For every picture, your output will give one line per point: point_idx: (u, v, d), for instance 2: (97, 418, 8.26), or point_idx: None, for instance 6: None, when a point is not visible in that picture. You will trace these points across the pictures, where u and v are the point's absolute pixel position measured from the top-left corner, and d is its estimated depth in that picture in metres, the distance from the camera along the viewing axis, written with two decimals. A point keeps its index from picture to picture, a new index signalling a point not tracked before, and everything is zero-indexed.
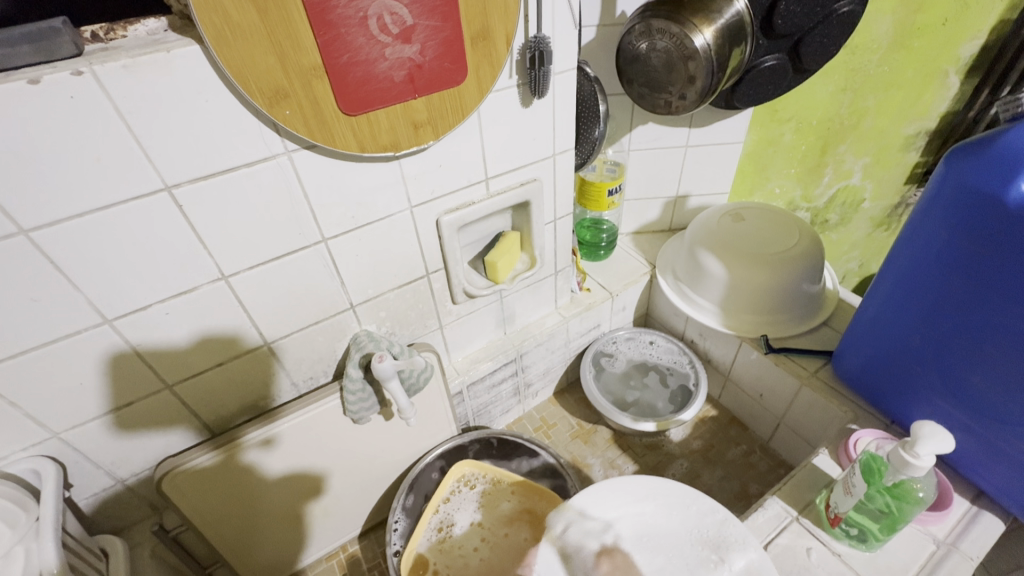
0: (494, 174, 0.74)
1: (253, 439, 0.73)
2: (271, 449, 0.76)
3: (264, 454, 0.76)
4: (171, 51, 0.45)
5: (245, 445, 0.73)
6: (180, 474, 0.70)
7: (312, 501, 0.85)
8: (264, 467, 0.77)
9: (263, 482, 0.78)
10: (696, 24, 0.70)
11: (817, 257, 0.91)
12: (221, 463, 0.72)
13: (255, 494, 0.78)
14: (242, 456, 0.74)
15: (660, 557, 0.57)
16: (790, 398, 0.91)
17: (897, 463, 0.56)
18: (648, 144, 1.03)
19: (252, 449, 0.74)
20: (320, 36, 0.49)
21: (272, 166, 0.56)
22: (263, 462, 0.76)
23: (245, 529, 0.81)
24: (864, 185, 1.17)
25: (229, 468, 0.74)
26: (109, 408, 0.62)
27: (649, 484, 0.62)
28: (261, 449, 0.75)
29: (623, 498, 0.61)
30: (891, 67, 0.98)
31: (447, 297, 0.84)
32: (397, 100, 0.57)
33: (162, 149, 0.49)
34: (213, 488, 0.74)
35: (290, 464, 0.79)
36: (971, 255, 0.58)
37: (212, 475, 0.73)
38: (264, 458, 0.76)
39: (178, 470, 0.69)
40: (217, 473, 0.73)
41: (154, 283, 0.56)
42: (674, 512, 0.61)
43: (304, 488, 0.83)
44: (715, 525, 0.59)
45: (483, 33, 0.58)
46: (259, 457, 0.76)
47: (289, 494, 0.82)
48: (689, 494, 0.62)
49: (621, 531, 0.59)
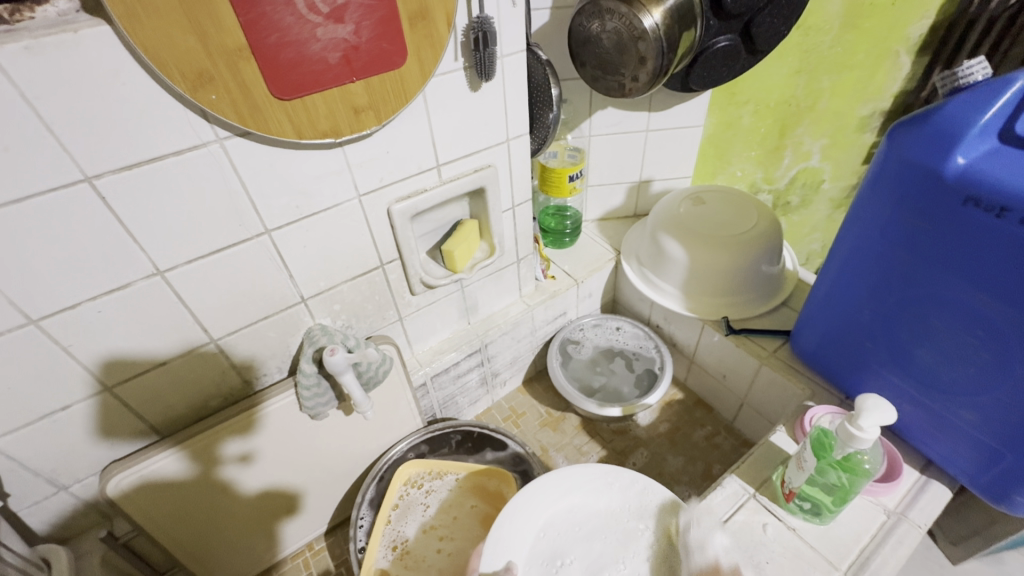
0: (446, 161, 0.73)
1: (204, 442, 0.71)
2: (253, 465, 0.78)
3: (242, 469, 0.77)
4: (78, 32, 0.43)
5: (223, 459, 0.74)
6: (145, 480, 0.68)
7: (286, 520, 0.87)
8: (240, 484, 0.78)
9: (234, 498, 0.79)
10: (645, 3, 0.69)
11: (776, 238, 0.92)
12: (196, 472, 0.72)
13: (220, 502, 0.77)
14: (219, 472, 0.75)
15: (596, 544, 0.59)
16: (751, 377, 0.92)
17: (844, 437, 0.56)
18: (609, 129, 1.02)
19: (230, 463, 0.75)
20: (243, 15, 0.46)
21: (203, 154, 0.54)
22: (240, 478, 0.78)
23: (207, 538, 0.79)
24: (823, 166, 1.19)
25: (205, 483, 0.74)
26: (42, 413, 0.59)
27: (567, 475, 0.65)
28: (240, 465, 0.76)
29: (550, 495, 0.63)
30: (843, 48, 0.99)
31: (405, 288, 0.82)
32: (334, 83, 0.55)
33: (77, 137, 0.47)
34: (184, 498, 0.73)
35: (267, 483, 0.81)
36: (913, 230, 0.59)
37: (187, 484, 0.72)
38: (243, 475, 0.77)
39: (140, 473, 0.67)
40: (191, 483, 0.73)
41: (85, 279, 0.54)
42: (600, 493, 0.64)
43: (279, 504, 0.84)
44: (635, 498, 0.63)
45: (422, 13, 0.56)
46: (237, 473, 0.77)
47: (259, 510, 0.82)
48: (607, 475, 0.65)
49: (555, 528, 0.61)
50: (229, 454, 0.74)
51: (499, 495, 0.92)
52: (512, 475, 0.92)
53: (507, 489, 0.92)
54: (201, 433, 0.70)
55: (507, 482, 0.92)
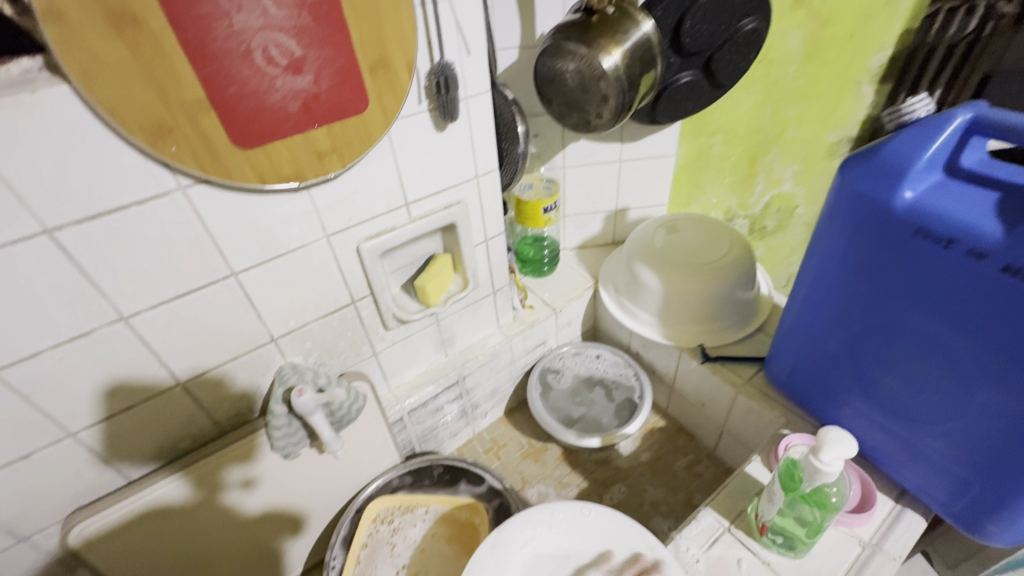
0: (415, 199, 0.74)
1: (206, 474, 0.72)
2: (254, 489, 0.79)
3: (245, 495, 0.78)
4: (37, 92, 0.44)
5: (227, 485, 0.75)
6: (148, 507, 0.69)
7: (290, 538, 0.87)
8: (243, 507, 0.79)
9: (233, 522, 0.79)
10: (604, 46, 0.71)
11: (748, 264, 0.93)
12: (198, 498, 0.73)
13: (221, 526, 0.78)
14: (222, 498, 0.76)
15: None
16: (728, 405, 0.92)
17: (809, 470, 0.56)
18: (582, 160, 1.04)
19: (234, 488, 0.76)
20: (201, 70, 0.48)
21: (166, 203, 0.55)
22: (242, 502, 0.78)
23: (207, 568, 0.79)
24: (796, 192, 1.21)
25: (210, 509, 0.75)
26: (4, 462, 0.58)
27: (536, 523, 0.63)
28: (242, 490, 0.77)
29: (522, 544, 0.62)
30: (806, 79, 1.02)
31: (378, 324, 0.82)
32: (295, 130, 0.56)
33: (35, 191, 0.47)
34: (185, 525, 0.74)
35: (270, 500, 0.81)
36: (869, 259, 0.60)
37: (189, 509, 0.73)
38: (244, 498, 0.78)
39: (142, 500, 0.68)
40: (197, 507, 0.74)
41: (47, 327, 0.54)
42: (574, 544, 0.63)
43: (278, 527, 0.84)
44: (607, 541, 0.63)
45: (382, 61, 0.58)
46: (240, 497, 0.78)
47: (257, 535, 0.83)
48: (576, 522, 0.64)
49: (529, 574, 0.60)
50: (232, 479, 0.75)
51: (471, 523, 0.91)
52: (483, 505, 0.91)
53: (478, 518, 0.90)
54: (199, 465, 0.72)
55: (478, 512, 0.91)
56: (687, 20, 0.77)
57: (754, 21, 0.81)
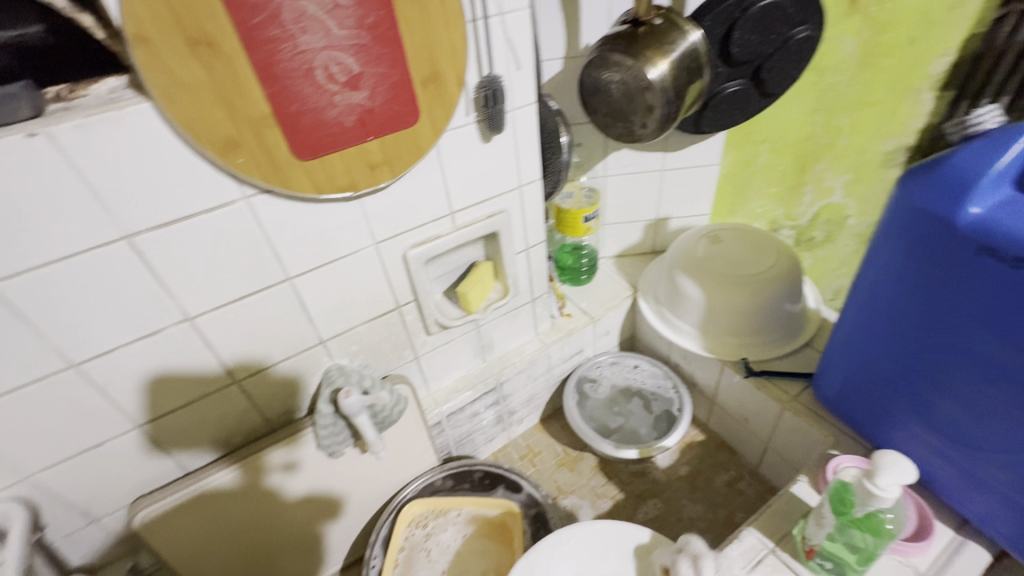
0: (460, 208, 0.76)
1: (273, 461, 0.77)
2: (295, 473, 0.80)
3: (288, 477, 0.80)
4: (124, 110, 0.48)
5: (270, 467, 0.77)
6: (205, 494, 0.73)
7: (329, 522, 0.88)
8: (285, 491, 0.81)
9: (276, 508, 0.81)
10: (651, 57, 0.71)
11: (796, 277, 0.90)
12: (245, 482, 0.76)
13: (264, 510, 0.80)
14: (266, 481, 0.78)
15: None
16: (773, 422, 0.89)
17: (863, 495, 0.54)
18: (623, 169, 1.03)
19: (275, 471, 0.78)
20: (267, 88, 0.51)
21: (232, 211, 0.58)
22: (286, 485, 0.80)
23: (259, 551, 0.83)
24: (847, 203, 1.17)
25: (255, 491, 0.78)
26: (79, 449, 0.63)
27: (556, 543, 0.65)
28: (286, 473, 0.79)
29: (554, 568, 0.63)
30: (861, 86, 0.99)
31: (420, 329, 0.84)
32: (350, 143, 0.59)
33: (118, 200, 0.51)
34: (235, 510, 0.77)
35: (311, 485, 0.83)
36: (927, 276, 0.57)
37: (237, 493, 0.76)
38: (286, 481, 0.80)
39: (200, 488, 0.73)
40: (242, 491, 0.77)
41: (120, 325, 0.58)
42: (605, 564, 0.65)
43: (319, 509, 0.86)
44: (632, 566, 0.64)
45: (433, 76, 0.60)
46: (283, 481, 0.80)
47: (303, 519, 0.85)
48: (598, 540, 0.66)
49: None
50: (274, 463, 0.77)
51: (505, 525, 0.92)
52: (516, 507, 0.91)
53: (512, 520, 0.91)
54: (263, 454, 0.76)
55: (511, 512, 0.92)
56: (736, 30, 0.77)
57: (807, 29, 0.80)
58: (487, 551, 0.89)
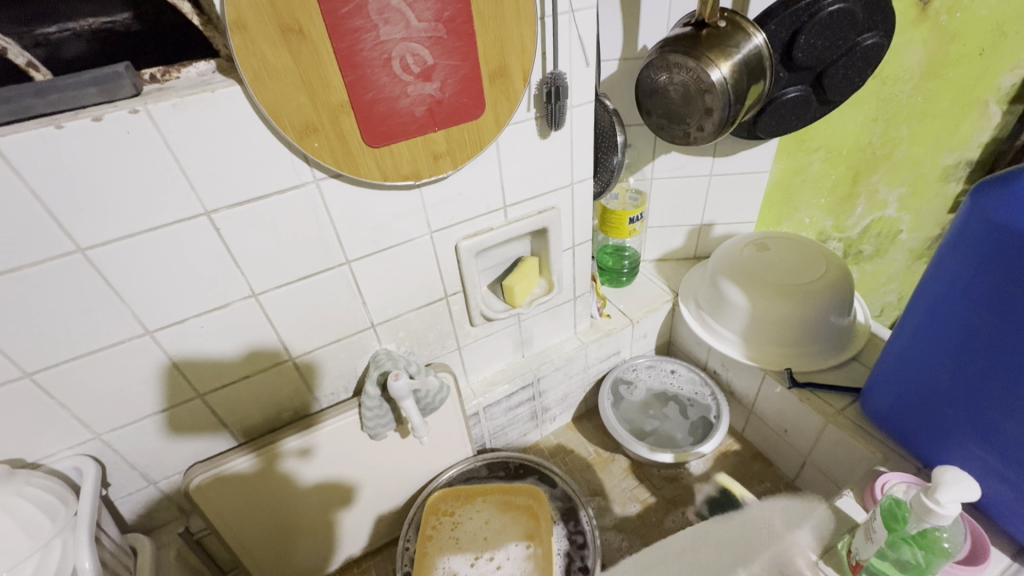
0: (513, 202, 0.77)
1: (291, 446, 0.78)
2: (310, 458, 0.80)
3: (300, 464, 0.80)
4: (216, 92, 0.51)
5: (284, 453, 0.78)
6: (221, 478, 0.74)
7: (342, 510, 0.88)
8: (299, 476, 0.81)
9: (293, 492, 0.82)
10: (714, 58, 0.71)
11: (846, 290, 0.89)
12: (261, 469, 0.77)
13: (286, 491, 0.81)
14: (280, 465, 0.78)
15: None
16: (815, 435, 0.87)
17: (919, 510, 0.54)
18: (671, 173, 1.03)
19: (290, 457, 0.78)
20: (348, 76, 0.53)
21: (302, 193, 0.61)
22: (299, 471, 0.80)
23: (286, 530, 0.85)
24: (901, 216, 1.14)
25: (271, 475, 0.78)
26: (146, 413, 0.66)
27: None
28: (299, 459, 0.79)
29: None
30: (925, 97, 0.96)
31: (465, 319, 0.86)
32: (418, 133, 0.60)
33: (202, 176, 0.54)
34: (257, 493, 0.78)
35: (325, 473, 0.83)
36: (999, 292, 0.56)
37: (252, 480, 0.77)
38: (301, 467, 0.80)
39: (219, 472, 0.74)
40: (259, 475, 0.77)
41: (191, 298, 0.61)
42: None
43: (332, 497, 0.86)
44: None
45: (501, 71, 0.62)
46: (296, 466, 0.80)
47: (323, 501, 0.85)
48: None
49: None
50: (290, 449, 0.78)
51: (531, 510, 0.90)
52: (539, 491, 0.91)
53: (538, 505, 0.90)
54: (288, 439, 0.77)
55: (535, 497, 0.91)
56: (802, 34, 0.76)
57: (874, 36, 0.79)
58: (515, 529, 0.87)
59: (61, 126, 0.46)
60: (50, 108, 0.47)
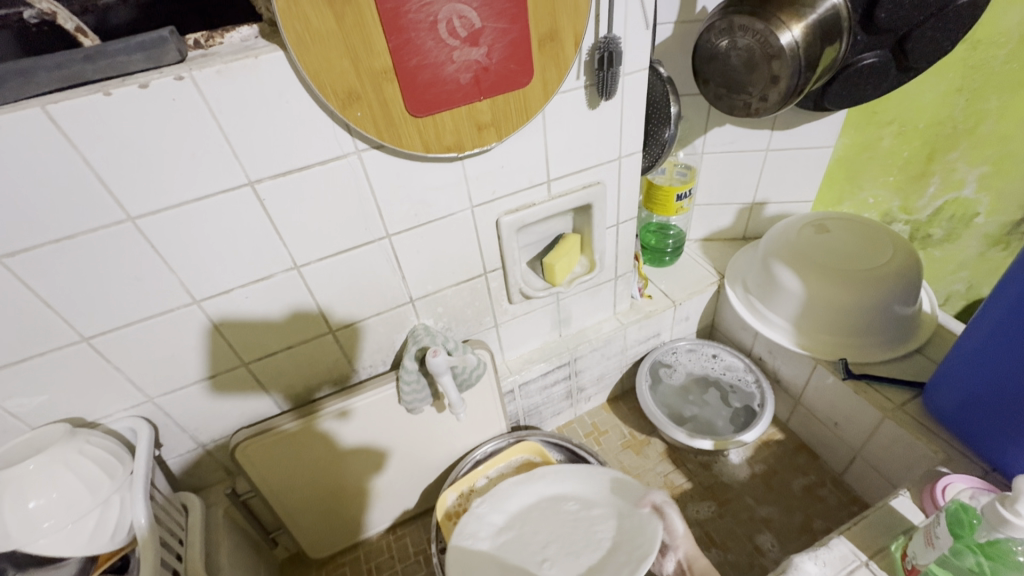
0: (557, 176, 0.74)
1: (329, 412, 0.78)
2: (348, 421, 0.81)
3: (339, 423, 0.80)
4: (258, 58, 0.49)
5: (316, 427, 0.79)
6: (260, 446, 0.76)
7: (375, 477, 0.89)
8: (334, 448, 0.82)
9: (334, 461, 0.83)
10: (784, 20, 0.65)
11: (915, 277, 0.82)
12: (294, 442, 0.78)
13: (325, 462, 0.83)
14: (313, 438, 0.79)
15: None
16: (869, 429, 0.83)
17: (995, 520, 0.51)
18: (724, 147, 0.97)
19: (326, 429, 0.79)
20: (391, 40, 0.50)
21: (344, 164, 0.59)
22: (339, 430, 0.81)
23: (327, 497, 0.87)
24: (979, 197, 1.04)
25: (300, 448, 0.79)
26: (195, 379, 0.68)
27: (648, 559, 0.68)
28: (337, 420, 0.80)
29: None
30: (1021, 64, 0.86)
31: (503, 297, 0.84)
32: (463, 101, 0.57)
33: (247, 147, 0.53)
34: (300, 460, 0.81)
35: (358, 447, 0.84)
36: None
37: (290, 450, 0.79)
38: (339, 428, 0.81)
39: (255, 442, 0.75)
40: (292, 449, 0.79)
41: (237, 269, 0.61)
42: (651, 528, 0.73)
43: (364, 468, 0.87)
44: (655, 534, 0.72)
45: (552, 35, 0.58)
46: (335, 426, 0.80)
47: (358, 472, 0.87)
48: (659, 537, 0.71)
49: None
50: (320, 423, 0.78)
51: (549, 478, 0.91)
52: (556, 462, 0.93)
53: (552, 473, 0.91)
54: (328, 405, 0.78)
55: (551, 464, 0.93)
56: None
57: None
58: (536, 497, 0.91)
59: (109, 93, 0.46)
60: (99, 74, 0.47)
